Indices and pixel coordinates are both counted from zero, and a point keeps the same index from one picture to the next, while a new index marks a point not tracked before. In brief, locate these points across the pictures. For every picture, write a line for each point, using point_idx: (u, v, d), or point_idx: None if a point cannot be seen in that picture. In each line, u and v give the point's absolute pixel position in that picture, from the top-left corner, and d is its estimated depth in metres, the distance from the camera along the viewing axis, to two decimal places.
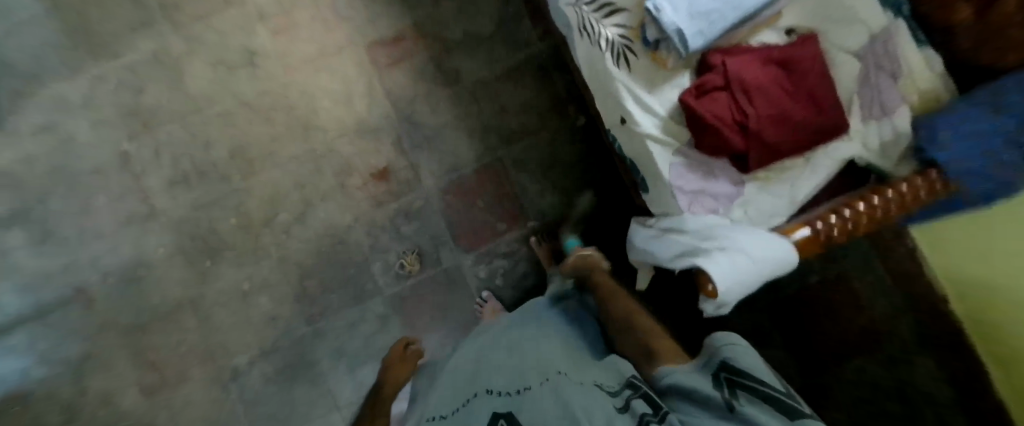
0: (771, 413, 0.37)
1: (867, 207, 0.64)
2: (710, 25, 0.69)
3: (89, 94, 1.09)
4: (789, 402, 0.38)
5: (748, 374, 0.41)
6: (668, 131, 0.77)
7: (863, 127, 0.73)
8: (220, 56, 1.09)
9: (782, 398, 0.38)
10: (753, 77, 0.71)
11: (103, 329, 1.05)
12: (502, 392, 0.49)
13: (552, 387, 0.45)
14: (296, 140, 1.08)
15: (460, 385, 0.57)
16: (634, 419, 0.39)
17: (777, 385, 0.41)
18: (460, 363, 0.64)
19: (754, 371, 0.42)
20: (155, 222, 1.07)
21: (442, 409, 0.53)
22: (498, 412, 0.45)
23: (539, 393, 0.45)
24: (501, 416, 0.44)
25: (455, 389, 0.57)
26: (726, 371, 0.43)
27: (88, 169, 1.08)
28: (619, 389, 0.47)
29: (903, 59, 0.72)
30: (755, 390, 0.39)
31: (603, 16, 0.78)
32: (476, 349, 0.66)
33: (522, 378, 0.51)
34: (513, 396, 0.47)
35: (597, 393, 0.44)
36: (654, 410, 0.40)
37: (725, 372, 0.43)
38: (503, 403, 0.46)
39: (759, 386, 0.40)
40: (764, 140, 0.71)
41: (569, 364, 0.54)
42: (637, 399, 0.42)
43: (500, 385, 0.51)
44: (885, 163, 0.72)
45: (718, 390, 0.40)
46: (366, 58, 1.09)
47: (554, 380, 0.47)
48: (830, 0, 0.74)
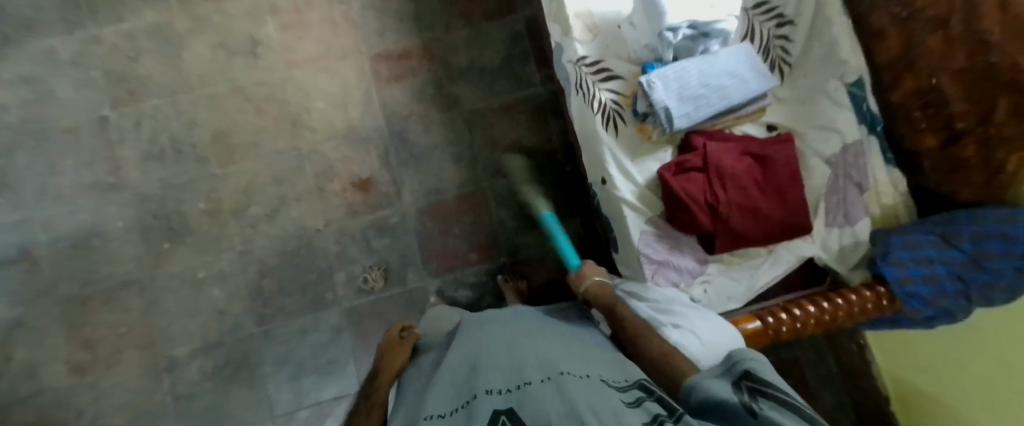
0: (795, 417, 0.36)
1: (816, 310, 0.68)
2: (697, 109, 0.73)
3: (79, 53, 1.07)
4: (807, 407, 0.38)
5: (771, 383, 0.41)
6: (644, 200, 0.79)
7: (826, 230, 0.77)
8: (222, 39, 1.09)
9: (803, 406, 0.38)
10: (729, 165, 0.74)
11: (42, 296, 1.01)
12: (503, 391, 0.44)
13: (557, 386, 0.41)
14: (281, 136, 1.07)
15: (451, 382, 0.50)
16: (650, 417, 0.37)
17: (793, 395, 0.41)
18: (450, 357, 0.56)
19: (775, 380, 0.42)
20: (119, 193, 1.04)
21: (432, 407, 0.46)
22: (500, 410, 0.41)
23: (542, 391, 0.41)
24: (502, 414, 0.40)
25: (447, 386, 0.50)
26: (747, 380, 0.43)
27: (62, 127, 1.05)
28: (629, 386, 0.45)
29: (870, 173, 0.76)
30: (775, 396, 0.39)
31: (600, 80, 0.80)
32: (468, 343, 0.59)
33: (522, 373, 0.46)
34: (514, 394, 0.42)
35: (606, 391, 0.42)
36: (669, 411, 0.39)
37: (746, 381, 0.43)
38: (505, 402, 0.42)
39: (782, 393, 0.40)
40: (731, 227, 0.73)
41: (575, 358, 0.50)
42: (649, 400, 0.41)
43: (501, 383, 0.45)
44: (841, 266, 0.76)
45: (739, 397, 0.40)
46: (368, 68, 1.10)
47: (559, 376, 0.43)
48: (809, 106, 0.79)
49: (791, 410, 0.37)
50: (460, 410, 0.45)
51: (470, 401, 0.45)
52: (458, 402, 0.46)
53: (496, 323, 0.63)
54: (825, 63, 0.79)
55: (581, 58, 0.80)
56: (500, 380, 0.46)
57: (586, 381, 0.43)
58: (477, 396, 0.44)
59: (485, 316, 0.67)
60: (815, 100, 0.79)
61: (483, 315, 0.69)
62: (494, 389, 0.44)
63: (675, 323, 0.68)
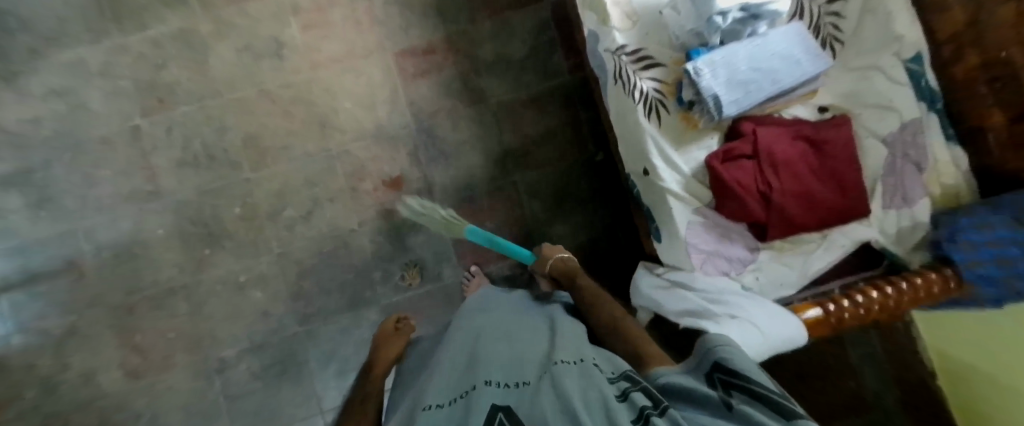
0: (769, 410, 0.36)
1: (879, 296, 0.66)
2: (747, 95, 0.71)
3: (108, 62, 1.06)
4: (784, 397, 0.37)
5: (743, 373, 0.40)
6: (690, 190, 0.77)
7: (883, 214, 0.74)
8: (247, 42, 1.08)
9: (774, 396, 0.37)
10: (781, 150, 0.71)
11: (91, 305, 1.03)
12: (502, 384, 0.45)
13: (553, 380, 0.42)
14: (312, 138, 1.07)
15: (451, 375, 0.51)
16: (633, 412, 0.36)
17: (772, 384, 0.39)
18: (450, 351, 0.57)
19: (748, 370, 0.41)
20: (157, 201, 1.05)
21: (433, 399, 0.47)
22: (497, 406, 0.41)
23: (540, 387, 0.42)
24: (499, 411, 0.40)
25: (445, 379, 0.50)
26: (720, 372, 0.42)
27: (97, 138, 1.06)
28: (616, 377, 0.45)
29: (930, 153, 0.73)
30: (748, 387, 0.38)
31: (640, 68, 0.78)
32: (467, 336, 0.60)
33: (520, 369, 0.47)
34: (513, 390, 0.43)
35: (597, 379, 0.42)
36: (654, 403, 0.38)
37: (719, 373, 0.42)
38: (503, 397, 0.42)
39: (755, 384, 0.39)
40: (785, 215, 0.71)
41: (569, 345, 0.51)
42: (635, 390, 0.40)
43: (499, 377, 0.46)
44: (898, 249, 0.74)
45: (715, 393, 0.39)
46: (394, 65, 1.08)
47: (554, 370, 0.44)
48: (864, 85, 0.76)
49: (765, 403, 0.36)
50: (460, 400, 0.45)
51: (470, 393, 0.45)
52: (457, 393, 0.47)
53: (496, 316, 0.64)
54: (880, 39, 0.75)
55: (620, 47, 0.77)
56: (500, 374, 0.47)
57: (578, 370, 0.44)
58: (476, 388, 0.45)
59: (485, 308, 0.69)
60: (869, 79, 0.76)
61: (480, 305, 0.70)
62: (492, 382, 0.45)
63: (732, 314, 0.70)
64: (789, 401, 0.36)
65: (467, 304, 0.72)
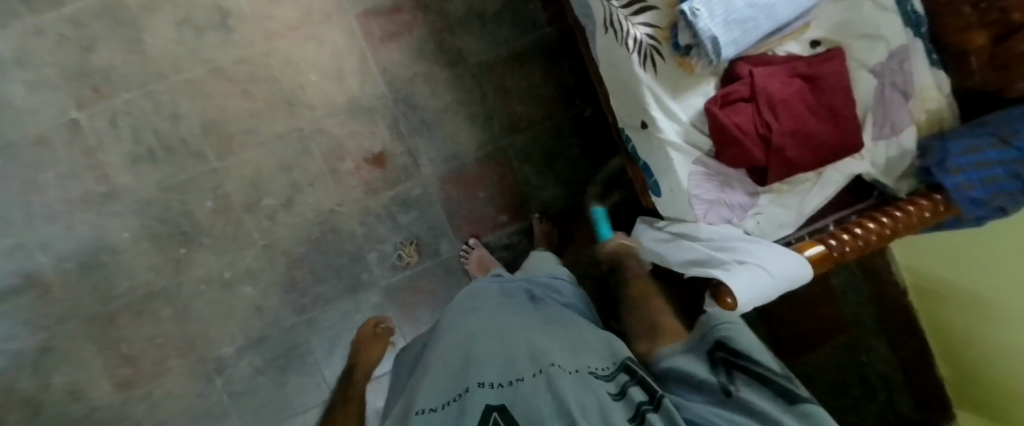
0: (766, 395, 0.42)
1: (876, 227, 0.68)
2: (744, 34, 0.69)
3: (23, 49, 0.92)
4: (782, 379, 0.43)
5: (746, 354, 0.46)
6: (689, 140, 0.77)
7: (874, 145, 0.76)
8: (187, 14, 0.96)
9: (776, 379, 0.43)
10: (779, 90, 0.71)
11: (64, 320, 0.96)
12: (495, 384, 0.43)
13: (548, 382, 0.42)
14: (280, 118, 1.00)
15: (440, 373, 0.49)
16: (630, 410, 0.40)
17: (771, 363, 0.46)
18: (438, 350, 0.55)
19: (749, 348, 0.47)
20: (117, 203, 0.96)
21: (422, 402, 0.44)
22: (492, 406, 0.40)
23: (535, 388, 0.41)
24: (494, 411, 0.39)
25: (433, 379, 0.48)
26: (722, 351, 0.48)
27: (29, 138, 0.94)
28: (614, 371, 0.47)
29: (915, 80, 0.75)
30: (748, 369, 0.45)
31: (632, 14, 0.73)
32: (455, 331, 0.58)
33: (513, 367, 0.46)
34: (507, 390, 0.42)
35: (595, 385, 0.43)
36: (650, 397, 0.42)
37: (721, 352, 0.48)
38: (498, 397, 0.41)
39: (756, 367, 0.45)
40: (784, 156, 0.72)
41: (563, 346, 0.51)
42: (631, 385, 0.44)
43: (492, 376, 0.45)
44: (887, 179, 0.77)
45: (714, 374, 0.45)
46: (359, 30, 1.00)
47: (549, 370, 0.43)
48: (855, 15, 0.75)
49: (763, 389, 0.42)
50: (452, 403, 0.43)
51: (462, 395, 0.43)
52: (448, 396, 0.45)
53: (484, 310, 0.62)
54: None
55: None
56: (492, 372, 0.45)
57: (574, 373, 0.44)
58: (469, 389, 0.43)
59: (473, 301, 0.66)
60: (859, 7, 0.74)
61: (466, 298, 0.68)
62: (485, 382, 0.43)
63: (739, 260, 0.70)
64: (787, 382, 0.43)
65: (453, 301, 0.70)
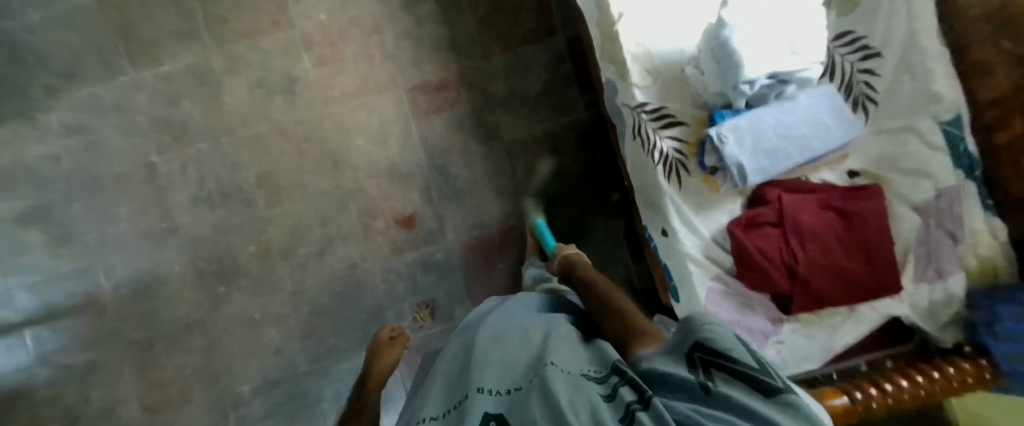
0: (747, 390, 0.31)
1: (909, 385, 0.64)
2: (774, 163, 0.68)
3: (123, 99, 1.06)
4: (764, 374, 0.32)
5: (731, 356, 0.34)
6: (710, 255, 0.74)
7: (915, 287, 0.70)
8: (260, 78, 1.07)
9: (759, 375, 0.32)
10: (809, 222, 0.69)
11: (113, 340, 1.05)
12: (496, 391, 0.38)
13: (543, 384, 0.35)
14: (325, 174, 1.07)
15: (443, 382, 0.44)
16: (615, 410, 0.32)
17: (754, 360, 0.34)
18: (444, 361, 0.50)
19: (733, 352, 0.35)
20: (173, 239, 1.06)
21: (425, 409, 0.39)
22: (489, 415, 0.34)
23: (530, 394, 0.35)
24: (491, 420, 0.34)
25: (439, 390, 0.43)
26: (701, 352, 0.36)
27: (113, 174, 1.06)
28: (604, 375, 0.39)
29: (966, 222, 0.69)
30: (731, 367, 0.33)
31: (660, 127, 0.74)
32: (461, 343, 0.53)
33: (511, 372, 0.40)
34: (507, 398, 0.36)
35: (588, 385, 0.35)
36: (637, 395, 0.33)
37: (699, 354, 0.36)
38: (498, 404, 0.36)
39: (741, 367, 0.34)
40: (811, 289, 0.69)
41: (563, 350, 0.44)
42: (620, 386, 0.35)
43: (492, 383, 0.39)
44: (931, 327, 0.70)
45: (694, 374, 0.34)
46: (407, 102, 1.07)
47: (545, 371, 0.37)
48: (900, 151, 0.71)
49: (746, 386, 0.31)
50: (452, 411, 0.38)
51: (461, 402, 0.38)
52: (449, 402, 0.39)
53: (492, 321, 0.56)
54: (919, 98, 0.70)
55: (641, 105, 0.74)
56: (493, 377, 0.39)
57: (569, 376, 0.37)
58: (468, 395, 0.37)
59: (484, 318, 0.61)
60: (906, 142, 0.71)
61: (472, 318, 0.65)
62: (484, 388, 0.38)
63: None
64: (765, 376, 0.32)
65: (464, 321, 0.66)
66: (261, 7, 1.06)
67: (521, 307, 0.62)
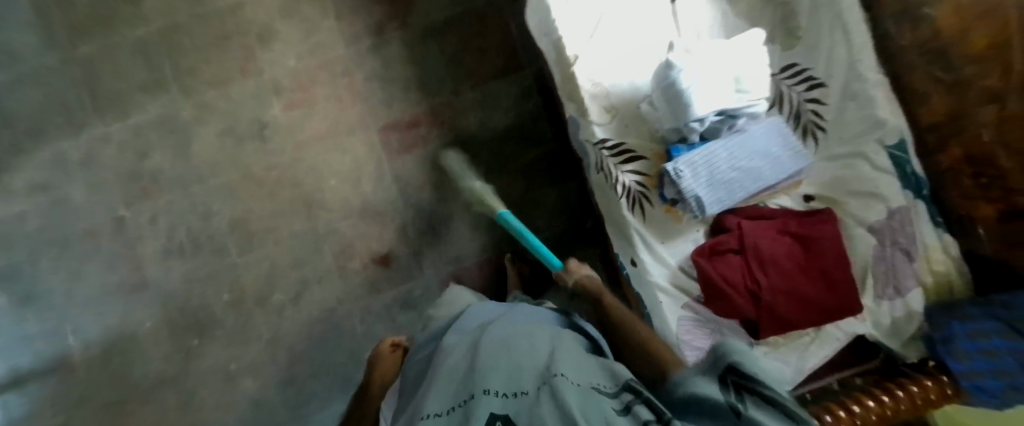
0: (776, 417, 0.32)
1: (877, 405, 0.63)
2: (730, 194, 0.71)
3: (91, 154, 1.05)
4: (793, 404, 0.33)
5: (762, 378, 0.35)
6: (678, 284, 0.75)
7: (875, 305, 0.73)
8: (229, 125, 1.06)
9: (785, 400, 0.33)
10: (768, 246, 0.70)
11: (83, 401, 1.02)
12: (503, 392, 0.42)
13: (554, 392, 0.38)
14: (297, 218, 1.07)
15: (450, 377, 0.47)
16: None
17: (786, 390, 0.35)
18: (449, 354, 0.52)
19: (766, 375, 0.35)
20: (145, 293, 1.05)
21: (430, 405, 0.44)
22: (495, 415, 0.39)
23: (540, 401, 0.38)
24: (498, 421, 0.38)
25: (448, 379, 0.47)
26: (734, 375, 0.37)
27: (83, 230, 1.05)
28: (618, 389, 0.42)
29: (919, 239, 0.72)
30: (762, 390, 0.34)
31: (621, 162, 0.76)
32: (466, 341, 0.55)
33: (520, 375, 0.44)
34: (513, 401, 0.40)
35: (597, 399, 0.39)
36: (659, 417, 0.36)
37: (732, 376, 0.36)
38: (504, 405, 0.40)
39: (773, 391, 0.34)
40: (776, 314, 0.69)
41: (573, 358, 0.47)
42: (638, 404, 0.38)
43: (502, 383, 0.43)
44: (894, 343, 0.72)
45: (724, 394, 0.35)
46: (378, 141, 1.08)
47: (556, 380, 0.40)
48: (849, 174, 0.74)
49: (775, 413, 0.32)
50: (458, 409, 0.43)
51: (468, 401, 0.42)
52: (455, 400, 0.44)
53: (502, 320, 0.58)
54: (862, 124, 0.73)
55: (601, 142, 0.76)
56: (501, 379, 0.43)
57: (580, 386, 0.40)
58: (475, 396, 0.41)
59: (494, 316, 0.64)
60: (854, 166, 0.74)
61: (474, 317, 0.65)
62: (493, 389, 0.42)
63: None
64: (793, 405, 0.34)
65: (464, 316, 0.66)
66: (229, 55, 1.06)
67: (531, 312, 0.64)
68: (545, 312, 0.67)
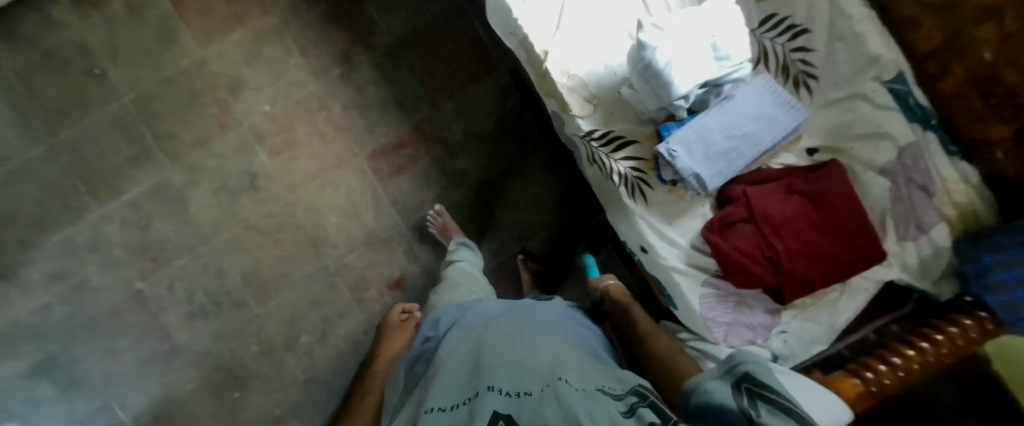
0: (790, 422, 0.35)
1: (916, 354, 0.61)
2: (729, 164, 0.68)
3: (96, 236, 1.06)
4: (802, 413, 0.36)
5: (772, 386, 0.38)
6: (693, 262, 0.74)
7: (899, 247, 0.71)
8: (222, 182, 1.06)
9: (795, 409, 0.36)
10: (778, 210, 0.68)
11: None
12: (505, 391, 0.41)
13: (558, 395, 0.38)
14: (307, 259, 1.07)
15: (451, 377, 0.46)
16: None
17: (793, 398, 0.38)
18: (449, 355, 0.51)
19: (775, 383, 0.39)
20: (178, 358, 1.07)
21: (431, 400, 0.43)
22: (499, 414, 0.38)
23: (544, 402, 0.38)
24: (501, 419, 0.37)
25: (448, 378, 0.46)
26: (747, 383, 0.39)
27: (106, 310, 1.06)
28: (625, 393, 0.42)
29: (935, 174, 0.68)
30: (774, 400, 0.37)
31: (612, 150, 0.74)
32: (470, 339, 0.54)
33: (523, 375, 0.43)
34: (516, 400, 0.39)
35: (604, 404, 0.38)
36: (664, 419, 0.37)
37: (746, 383, 0.39)
38: (507, 404, 0.39)
39: (780, 397, 0.38)
40: (798, 277, 0.68)
41: (577, 364, 0.46)
42: (643, 406, 0.39)
43: (504, 383, 0.42)
44: (926, 284, 0.70)
45: (736, 399, 0.38)
46: (369, 168, 1.07)
47: (558, 384, 0.40)
48: (851, 118, 0.71)
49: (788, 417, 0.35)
50: (462, 406, 0.41)
51: (472, 399, 0.41)
52: (459, 398, 0.43)
53: (507, 321, 0.57)
54: (857, 63, 0.70)
55: (589, 133, 0.74)
56: (505, 378, 0.43)
57: (583, 390, 0.40)
58: (479, 393, 0.41)
59: (501, 312, 0.63)
60: (854, 108, 0.71)
61: (483, 311, 0.65)
62: (495, 386, 0.41)
63: None
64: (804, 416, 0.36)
65: (469, 314, 0.64)
66: (206, 113, 1.05)
67: (536, 310, 0.64)
68: (549, 310, 0.67)
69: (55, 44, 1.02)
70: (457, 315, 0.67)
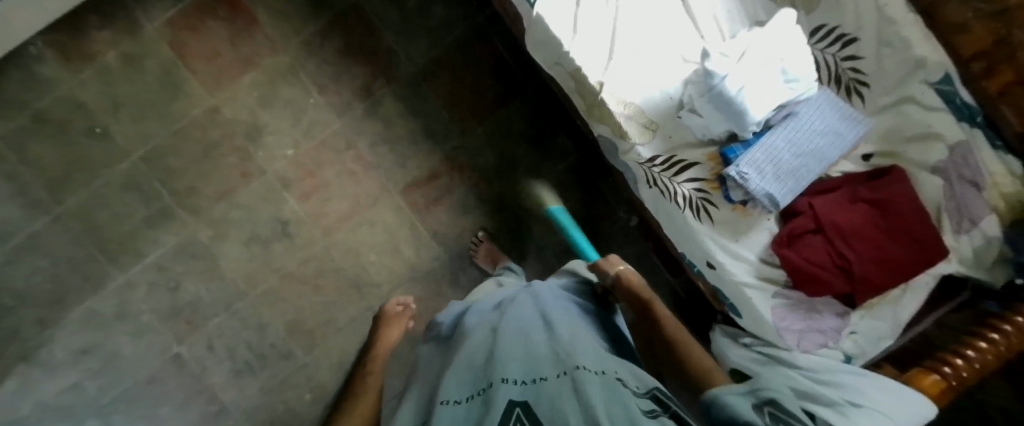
0: None
1: (989, 345, 0.61)
2: (797, 182, 0.69)
3: (121, 304, 0.99)
4: None
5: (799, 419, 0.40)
6: (763, 275, 0.76)
7: (955, 241, 0.74)
8: (253, 232, 1.02)
9: None
10: (845, 220, 0.71)
11: None
12: (520, 380, 0.41)
13: (578, 387, 0.38)
14: (351, 302, 1.05)
15: (463, 365, 0.47)
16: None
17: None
18: (465, 342, 0.52)
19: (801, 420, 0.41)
20: (228, 418, 1.02)
21: (445, 390, 0.43)
22: (515, 401, 0.38)
23: (562, 394, 0.37)
24: (518, 406, 0.38)
25: (459, 367, 0.47)
26: (773, 408, 0.41)
27: (141, 381, 1.00)
28: (643, 392, 0.40)
29: (984, 169, 0.71)
30: None
31: (674, 174, 0.74)
32: (485, 326, 0.55)
33: (536, 366, 0.43)
34: (531, 387, 0.40)
35: (626, 397, 0.37)
36: None
37: (771, 407, 0.41)
38: (522, 393, 0.39)
39: None
40: (869, 282, 0.71)
41: (592, 349, 0.46)
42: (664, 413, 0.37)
43: (518, 373, 0.42)
44: (981, 273, 0.74)
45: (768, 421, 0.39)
46: (403, 203, 1.05)
47: (572, 371, 0.40)
48: (904, 122, 0.75)
49: None
50: (476, 396, 0.42)
51: (487, 389, 0.41)
52: (473, 388, 0.43)
53: (519, 306, 0.58)
54: (905, 67, 0.72)
55: (649, 160, 0.74)
56: (518, 368, 0.43)
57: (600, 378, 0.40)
58: (493, 384, 0.41)
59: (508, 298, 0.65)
60: (904, 112, 0.74)
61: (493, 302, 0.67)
62: (510, 377, 0.41)
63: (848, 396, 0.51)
64: None
65: (473, 304, 0.71)
66: (226, 163, 1.00)
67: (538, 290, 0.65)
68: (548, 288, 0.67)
69: (47, 105, 0.94)
70: (459, 309, 0.73)
